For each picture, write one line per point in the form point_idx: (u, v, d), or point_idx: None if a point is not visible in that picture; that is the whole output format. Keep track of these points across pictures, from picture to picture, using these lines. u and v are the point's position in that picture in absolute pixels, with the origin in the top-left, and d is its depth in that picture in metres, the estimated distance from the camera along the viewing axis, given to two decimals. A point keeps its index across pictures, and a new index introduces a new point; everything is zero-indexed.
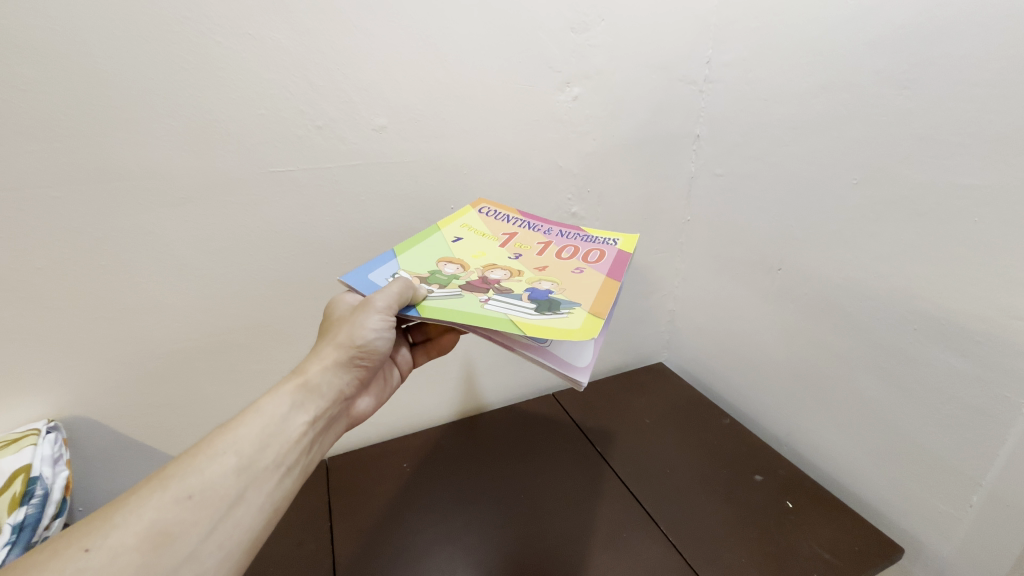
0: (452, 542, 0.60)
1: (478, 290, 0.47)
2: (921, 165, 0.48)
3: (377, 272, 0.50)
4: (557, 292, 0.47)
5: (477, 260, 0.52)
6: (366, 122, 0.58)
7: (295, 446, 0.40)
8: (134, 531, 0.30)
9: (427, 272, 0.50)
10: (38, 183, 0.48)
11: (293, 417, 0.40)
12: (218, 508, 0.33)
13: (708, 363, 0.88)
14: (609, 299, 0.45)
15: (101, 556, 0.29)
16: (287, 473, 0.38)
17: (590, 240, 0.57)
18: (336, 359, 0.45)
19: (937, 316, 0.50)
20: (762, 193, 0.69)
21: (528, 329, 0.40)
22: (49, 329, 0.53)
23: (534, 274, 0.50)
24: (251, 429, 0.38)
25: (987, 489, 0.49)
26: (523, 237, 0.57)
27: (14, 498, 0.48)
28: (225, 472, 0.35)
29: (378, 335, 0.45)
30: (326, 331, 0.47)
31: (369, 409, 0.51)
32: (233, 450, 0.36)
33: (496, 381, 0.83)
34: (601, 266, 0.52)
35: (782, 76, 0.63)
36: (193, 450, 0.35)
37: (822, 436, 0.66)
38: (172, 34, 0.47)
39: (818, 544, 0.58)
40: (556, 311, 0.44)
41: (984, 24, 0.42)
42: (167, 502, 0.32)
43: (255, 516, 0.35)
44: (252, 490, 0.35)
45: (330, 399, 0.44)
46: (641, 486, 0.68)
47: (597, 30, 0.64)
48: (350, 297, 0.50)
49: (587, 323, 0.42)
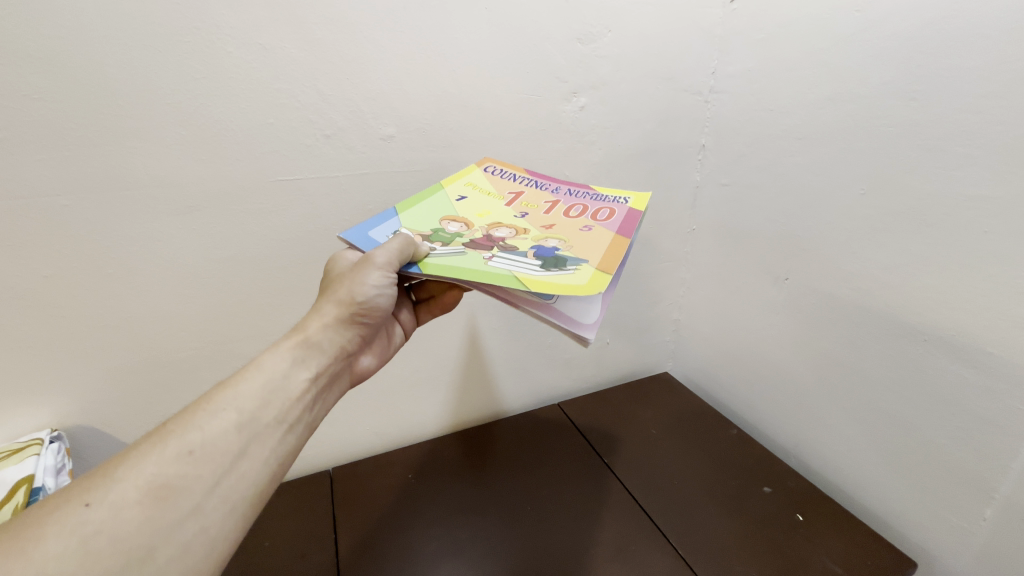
0: (458, 554, 0.59)
1: (481, 247, 0.47)
2: (930, 176, 0.48)
3: (377, 229, 0.50)
4: (564, 249, 0.47)
5: (481, 218, 0.52)
6: (374, 131, 0.58)
7: (297, 402, 0.39)
8: (137, 485, 0.30)
9: (430, 230, 0.50)
10: (48, 192, 0.48)
11: (294, 373, 0.40)
12: (222, 462, 0.33)
13: (715, 373, 0.87)
14: (617, 256, 0.46)
15: (103, 510, 0.28)
16: (290, 429, 0.38)
17: (599, 199, 0.56)
18: (337, 316, 0.44)
19: (948, 327, 0.50)
20: (768, 203, 0.69)
21: (534, 285, 0.40)
22: (53, 334, 0.53)
23: (540, 231, 0.50)
24: (252, 384, 0.37)
25: (1002, 501, 0.48)
26: (530, 196, 0.56)
27: (17, 509, 0.45)
28: (226, 427, 0.34)
29: (379, 292, 0.45)
30: (326, 289, 0.46)
31: (372, 366, 0.51)
32: (233, 407, 0.35)
33: (501, 390, 0.82)
34: (611, 224, 0.51)
35: (787, 88, 0.64)
36: (193, 407, 0.35)
37: (831, 449, 0.66)
38: (186, 44, 0.47)
39: (830, 558, 0.57)
40: (562, 268, 0.44)
41: (991, 37, 0.42)
42: (168, 457, 0.32)
43: (260, 471, 0.35)
44: (255, 445, 0.35)
45: (332, 356, 0.43)
46: (649, 497, 0.67)
47: (604, 41, 0.65)
48: (350, 255, 0.49)
49: (594, 279, 0.42)
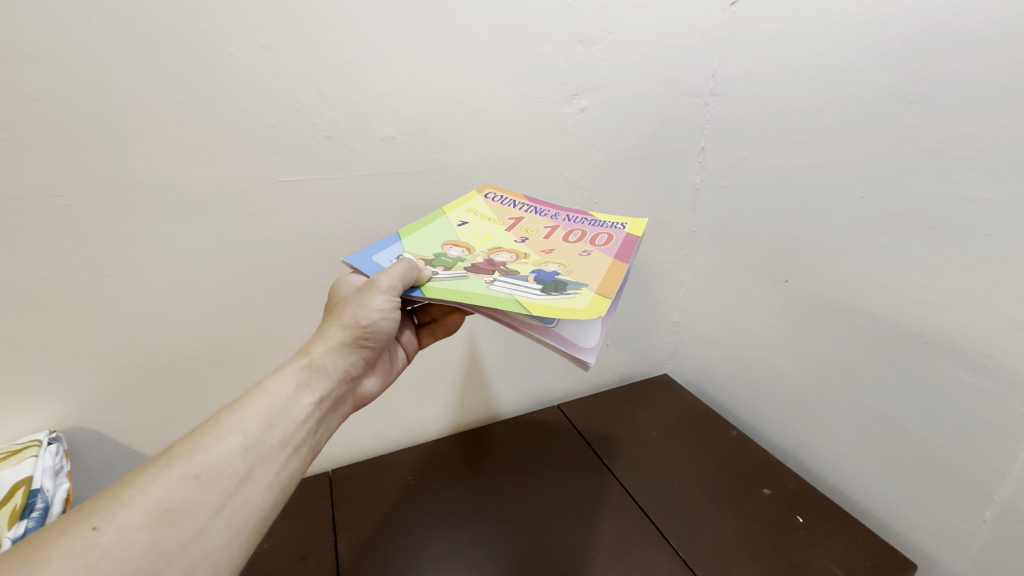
0: (459, 558, 0.58)
1: (483, 272, 0.47)
2: (930, 180, 0.49)
3: (381, 254, 0.50)
4: (564, 273, 0.47)
5: (482, 243, 0.52)
6: (375, 132, 0.58)
7: (301, 426, 0.39)
8: (143, 508, 0.30)
9: (432, 255, 0.50)
10: (47, 192, 0.47)
11: (299, 397, 0.40)
12: (227, 486, 0.33)
13: (714, 375, 0.87)
14: (616, 281, 0.46)
15: (110, 533, 0.28)
16: (294, 453, 0.38)
17: (598, 224, 0.56)
18: (341, 339, 0.44)
19: (947, 330, 0.50)
20: (768, 206, 0.69)
21: (535, 309, 0.40)
22: (53, 336, 0.52)
23: (541, 256, 0.50)
24: (258, 408, 0.37)
25: (1000, 504, 0.48)
26: (529, 221, 0.56)
27: (15, 511, 0.45)
28: (232, 450, 0.34)
29: (383, 315, 0.45)
30: (330, 311, 0.46)
31: (376, 389, 0.50)
32: (239, 430, 0.35)
33: (501, 391, 0.82)
34: (610, 249, 0.52)
35: (787, 91, 0.64)
36: (199, 429, 0.35)
37: (831, 452, 0.66)
38: (187, 45, 0.47)
39: (830, 560, 0.57)
40: (562, 292, 0.44)
41: (990, 41, 0.43)
42: (174, 480, 0.32)
43: (264, 495, 0.35)
44: (260, 469, 0.35)
45: (336, 379, 0.43)
46: (650, 501, 0.67)
47: (605, 43, 0.65)
48: (355, 278, 0.49)
49: (594, 303, 0.42)
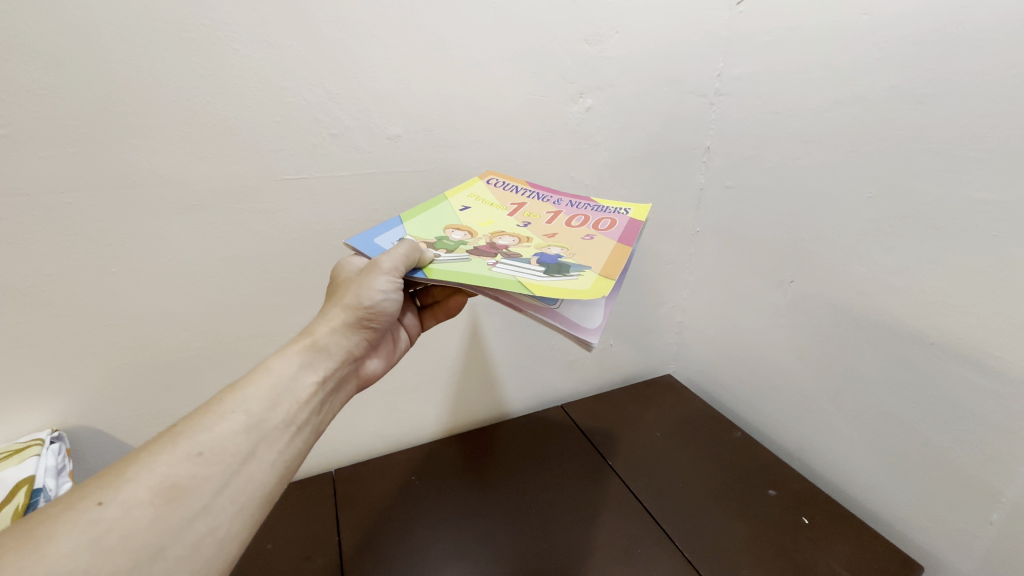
0: (463, 557, 0.58)
1: (486, 254, 0.47)
2: (937, 180, 0.48)
3: (383, 236, 0.50)
4: (567, 256, 0.47)
5: (485, 228, 0.52)
6: (380, 130, 0.58)
7: (305, 405, 0.39)
8: (147, 485, 0.30)
9: (435, 238, 0.50)
10: (50, 189, 0.47)
11: (302, 376, 0.39)
12: (230, 464, 0.32)
13: (719, 376, 0.87)
14: (620, 262, 0.45)
15: (115, 509, 0.28)
16: (298, 432, 0.37)
17: (600, 210, 0.56)
18: (344, 320, 0.44)
19: (954, 331, 0.50)
20: (773, 207, 0.69)
21: (538, 289, 0.40)
22: (54, 334, 0.52)
23: (543, 240, 0.50)
24: (260, 387, 0.37)
25: (1007, 506, 0.48)
26: (532, 206, 0.56)
27: (18, 509, 0.45)
28: (235, 429, 0.34)
29: (386, 297, 0.44)
30: (332, 294, 0.46)
31: (380, 370, 0.50)
32: (243, 409, 0.35)
33: (504, 391, 0.82)
34: (613, 233, 0.51)
35: (793, 91, 0.64)
36: (203, 408, 0.34)
37: (836, 453, 0.66)
38: (193, 42, 0.47)
39: (835, 561, 0.57)
40: (566, 273, 0.44)
41: (999, 41, 0.42)
42: (178, 457, 0.31)
43: (268, 473, 0.34)
44: (263, 448, 0.35)
45: (340, 360, 0.43)
46: (654, 500, 0.67)
47: (611, 42, 0.65)
48: (356, 261, 0.49)
49: (597, 284, 0.42)
